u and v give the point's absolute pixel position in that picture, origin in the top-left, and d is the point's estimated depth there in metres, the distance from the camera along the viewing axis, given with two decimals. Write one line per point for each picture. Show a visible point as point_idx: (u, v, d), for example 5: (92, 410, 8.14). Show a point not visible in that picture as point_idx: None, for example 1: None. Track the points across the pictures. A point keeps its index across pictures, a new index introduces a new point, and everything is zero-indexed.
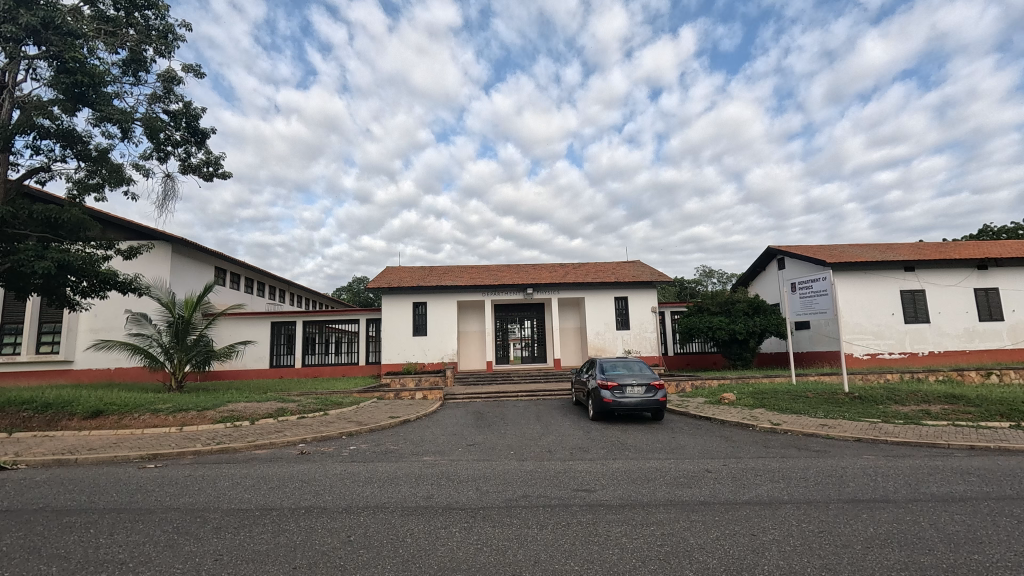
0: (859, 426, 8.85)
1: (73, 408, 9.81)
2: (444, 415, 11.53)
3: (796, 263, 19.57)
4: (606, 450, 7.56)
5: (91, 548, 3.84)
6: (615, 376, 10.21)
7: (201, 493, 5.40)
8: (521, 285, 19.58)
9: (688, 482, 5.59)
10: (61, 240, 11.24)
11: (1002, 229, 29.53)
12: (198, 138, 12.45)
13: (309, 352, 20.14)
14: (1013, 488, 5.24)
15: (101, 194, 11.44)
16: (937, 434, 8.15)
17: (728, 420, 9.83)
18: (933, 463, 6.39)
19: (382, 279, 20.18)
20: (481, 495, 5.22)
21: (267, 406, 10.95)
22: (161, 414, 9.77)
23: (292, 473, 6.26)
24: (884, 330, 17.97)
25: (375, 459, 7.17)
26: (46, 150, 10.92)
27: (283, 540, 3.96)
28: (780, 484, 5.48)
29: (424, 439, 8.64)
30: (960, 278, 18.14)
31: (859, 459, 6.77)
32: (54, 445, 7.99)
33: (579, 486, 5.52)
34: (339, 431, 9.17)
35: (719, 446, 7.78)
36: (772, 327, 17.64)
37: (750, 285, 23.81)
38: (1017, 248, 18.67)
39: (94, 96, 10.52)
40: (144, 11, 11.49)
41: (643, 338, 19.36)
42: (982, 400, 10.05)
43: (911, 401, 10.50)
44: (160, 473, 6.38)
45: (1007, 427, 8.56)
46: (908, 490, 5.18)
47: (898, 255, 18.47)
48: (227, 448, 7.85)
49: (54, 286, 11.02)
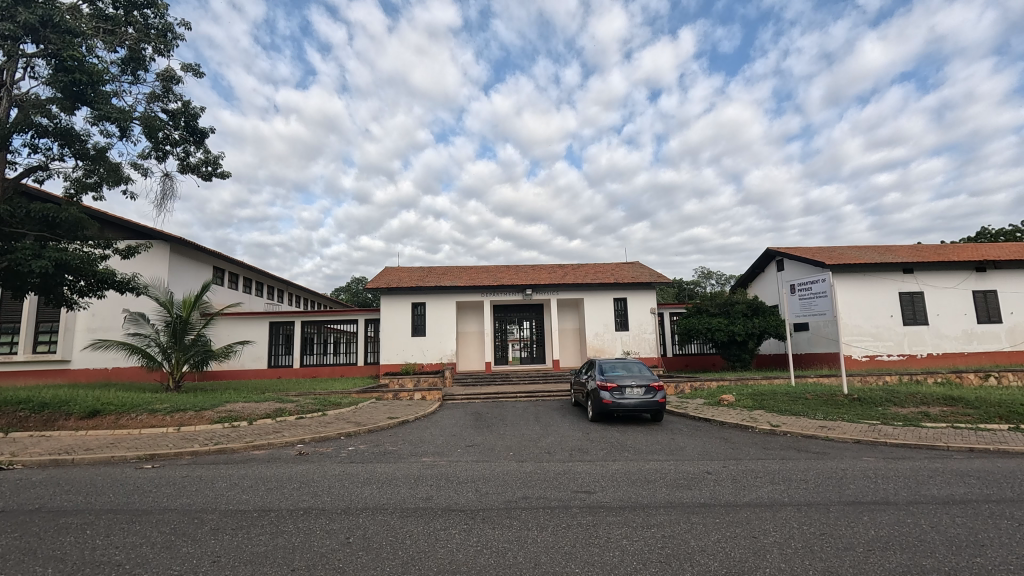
0: (859, 428, 8.84)
1: (69, 408, 9.76)
2: (443, 415, 11.54)
3: (795, 265, 19.58)
4: (606, 451, 7.55)
5: (87, 550, 3.81)
6: (615, 377, 10.20)
7: (199, 494, 5.37)
8: (520, 286, 19.56)
9: (688, 484, 5.58)
10: (59, 239, 11.19)
11: (999, 231, 29.67)
12: (197, 137, 12.42)
13: (308, 353, 20.09)
14: (1013, 491, 5.23)
15: (98, 193, 11.38)
16: (937, 436, 8.16)
17: (727, 422, 9.82)
18: (933, 466, 6.38)
19: (381, 279, 20.15)
20: (480, 496, 5.20)
21: (266, 406, 10.93)
22: (159, 414, 9.73)
23: (291, 474, 6.24)
24: (883, 332, 17.99)
25: (374, 459, 7.16)
26: (45, 148, 10.90)
27: (282, 542, 3.93)
28: (780, 486, 5.47)
29: (423, 440, 8.62)
30: (959, 280, 18.18)
31: (859, 461, 6.76)
32: (50, 445, 7.95)
33: (579, 488, 5.50)
34: (338, 431, 9.15)
35: (718, 447, 7.78)
36: (771, 329, 17.66)
37: (750, 286, 23.79)
38: (1014, 250, 18.74)
39: (92, 94, 10.46)
40: (143, 10, 11.46)
41: (642, 339, 19.35)
42: (981, 402, 10.06)
43: (910, 403, 10.49)
44: (158, 473, 6.36)
45: (1006, 429, 8.56)
46: (909, 493, 5.17)
47: (897, 257, 18.48)
48: (225, 448, 7.82)
49: (52, 285, 10.96)
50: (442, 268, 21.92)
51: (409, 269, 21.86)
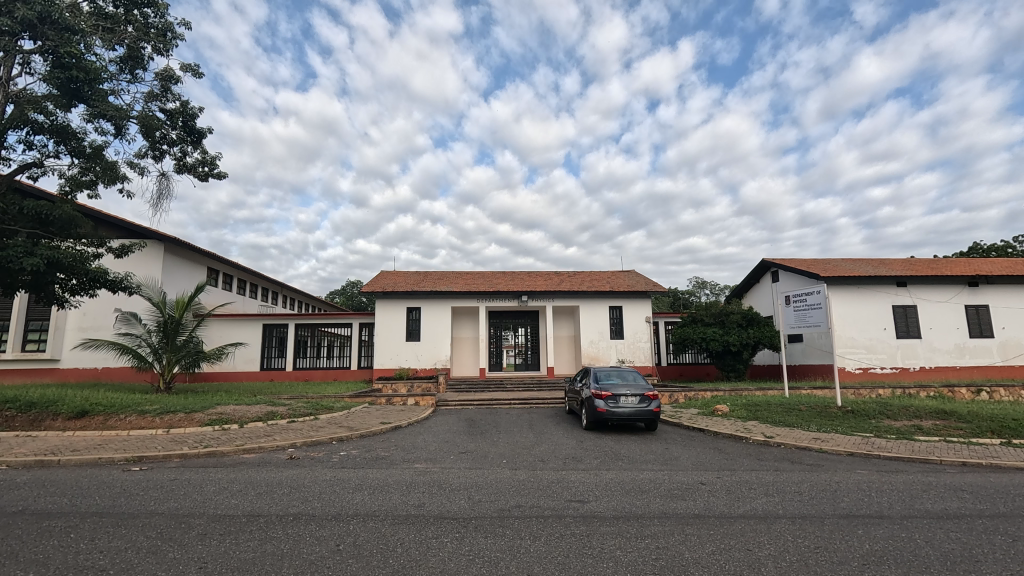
0: (852, 441, 8.85)
1: (57, 408, 9.63)
2: (437, 421, 11.48)
3: (790, 276, 19.60)
4: (600, 460, 7.49)
5: (70, 553, 3.72)
6: (609, 386, 10.15)
7: (187, 498, 5.27)
8: (516, 292, 19.58)
9: (683, 495, 5.54)
10: (51, 237, 11.10)
11: (991, 246, 30.03)
12: (194, 138, 12.37)
13: (301, 355, 19.96)
14: (1006, 506, 5.24)
15: (94, 192, 11.27)
16: (930, 450, 8.16)
17: (721, 432, 9.79)
18: (926, 479, 6.39)
19: (375, 283, 20.04)
20: (473, 504, 5.13)
21: (257, 409, 10.78)
22: (148, 415, 9.61)
23: (283, 479, 6.14)
24: (877, 344, 18.07)
25: (366, 465, 7.07)
26: (40, 145, 10.83)
27: (270, 549, 3.85)
28: (774, 497, 5.45)
29: (416, 446, 8.53)
30: (952, 294, 18.31)
31: (853, 473, 6.76)
32: (37, 446, 7.81)
33: (573, 497, 5.45)
34: (330, 436, 9.05)
35: (712, 457, 7.76)
36: (766, 339, 17.68)
37: (745, 297, 23.77)
38: (1005, 265, 18.92)
39: (89, 92, 10.40)
40: (143, 9, 11.43)
41: (637, 348, 19.35)
42: (973, 416, 10.09)
43: (903, 416, 10.51)
44: (146, 476, 6.26)
45: (998, 444, 8.57)
46: (903, 506, 5.16)
47: (891, 270, 18.59)
48: (215, 451, 7.72)
49: (43, 283, 10.83)
50: (438, 273, 21.86)
51: (405, 272, 21.88)
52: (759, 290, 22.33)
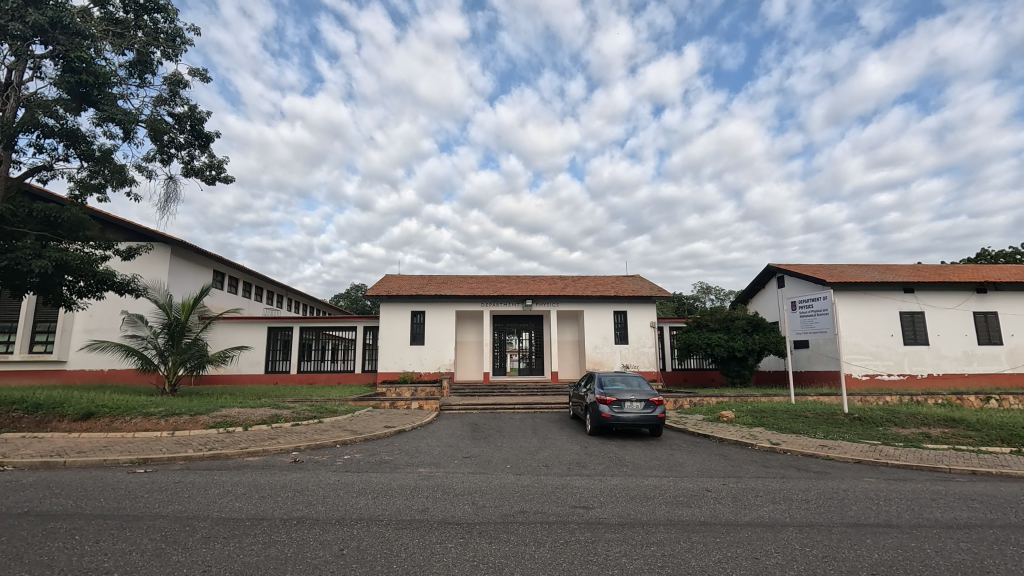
0: (859, 448, 8.75)
1: (63, 409, 9.69)
2: (440, 425, 11.45)
3: (796, 282, 19.47)
4: (605, 466, 7.46)
5: (76, 555, 3.73)
6: (614, 392, 10.10)
7: (191, 500, 5.28)
8: (521, 297, 19.52)
9: (688, 502, 5.49)
10: (60, 239, 11.20)
11: (999, 253, 29.90)
12: (202, 141, 12.47)
13: (305, 358, 20.03)
14: (1018, 516, 5.15)
15: (102, 194, 11.37)
16: (940, 458, 8.06)
17: (726, 438, 9.73)
18: (935, 488, 6.31)
19: (379, 287, 20.06)
20: (477, 510, 5.10)
21: (261, 412, 10.79)
22: (154, 418, 9.65)
23: (287, 483, 6.12)
24: (883, 351, 17.92)
25: (370, 469, 7.08)
26: (50, 149, 10.95)
27: (274, 553, 3.84)
28: (780, 505, 5.41)
29: (419, 451, 8.52)
30: (960, 301, 18.16)
31: (860, 481, 6.70)
32: (43, 446, 7.87)
33: (578, 503, 5.42)
34: (334, 439, 9.06)
35: (717, 464, 7.71)
36: (771, 345, 17.57)
37: (751, 303, 23.65)
38: (1016, 273, 18.73)
39: (99, 95, 10.52)
40: (153, 14, 11.56)
41: (641, 353, 19.26)
42: (983, 424, 9.98)
43: (911, 424, 10.41)
44: (151, 478, 6.28)
45: (1007, 452, 8.46)
46: (912, 515, 5.10)
47: (899, 276, 18.41)
48: (220, 454, 7.74)
49: (51, 286, 10.91)
50: (442, 276, 21.86)
51: (410, 275, 21.88)
52: (765, 295, 22.21)
